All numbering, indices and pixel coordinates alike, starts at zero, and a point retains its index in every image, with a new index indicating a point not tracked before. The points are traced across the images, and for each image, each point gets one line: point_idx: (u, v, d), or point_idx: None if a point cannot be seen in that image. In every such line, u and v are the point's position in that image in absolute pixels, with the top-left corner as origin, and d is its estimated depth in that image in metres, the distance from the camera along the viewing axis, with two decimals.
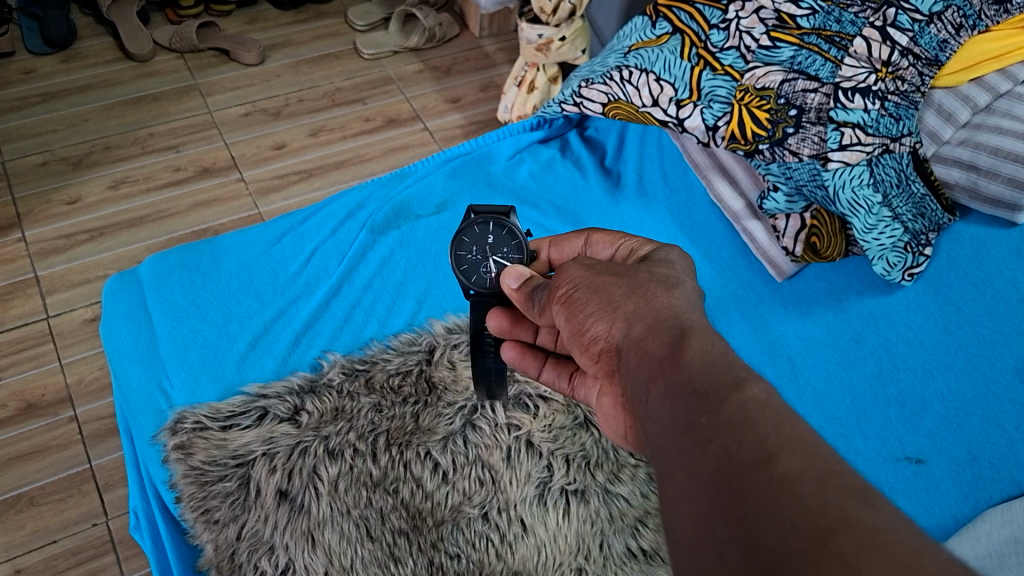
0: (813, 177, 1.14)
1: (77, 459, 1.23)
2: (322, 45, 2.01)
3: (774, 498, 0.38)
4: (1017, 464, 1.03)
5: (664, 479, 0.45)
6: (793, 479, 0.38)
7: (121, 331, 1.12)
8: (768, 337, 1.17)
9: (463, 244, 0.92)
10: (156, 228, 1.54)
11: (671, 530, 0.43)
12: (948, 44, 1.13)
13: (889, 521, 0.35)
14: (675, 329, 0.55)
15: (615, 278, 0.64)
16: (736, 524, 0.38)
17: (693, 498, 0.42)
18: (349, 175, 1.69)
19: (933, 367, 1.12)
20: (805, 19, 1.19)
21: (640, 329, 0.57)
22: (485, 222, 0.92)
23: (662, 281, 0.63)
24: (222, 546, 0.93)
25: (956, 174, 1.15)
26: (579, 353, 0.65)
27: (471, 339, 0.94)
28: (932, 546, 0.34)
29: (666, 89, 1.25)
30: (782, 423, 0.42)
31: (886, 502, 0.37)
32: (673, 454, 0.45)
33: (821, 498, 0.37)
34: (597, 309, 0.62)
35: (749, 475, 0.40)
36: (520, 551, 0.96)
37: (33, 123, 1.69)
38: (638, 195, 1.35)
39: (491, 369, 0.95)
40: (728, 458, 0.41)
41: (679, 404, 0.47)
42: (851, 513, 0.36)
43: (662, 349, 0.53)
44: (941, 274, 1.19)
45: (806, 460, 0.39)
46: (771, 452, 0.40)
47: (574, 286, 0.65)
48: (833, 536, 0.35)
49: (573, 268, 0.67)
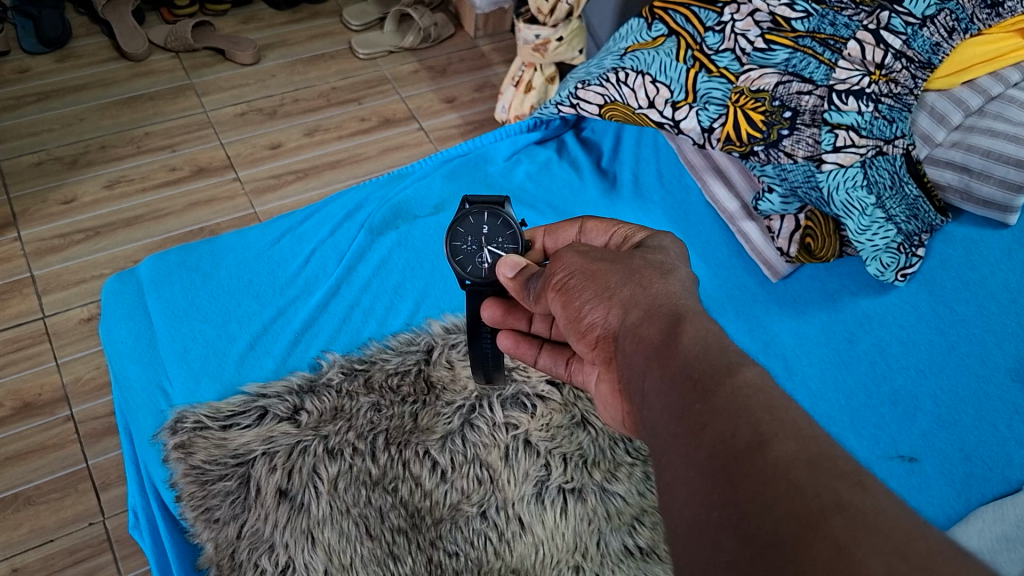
0: (808, 178, 1.15)
1: (74, 459, 1.23)
2: (318, 45, 2.01)
3: (768, 482, 0.39)
4: (1008, 463, 1.05)
5: (660, 466, 0.46)
6: (786, 463, 0.39)
7: (121, 331, 1.12)
8: (762, 337, 1.18)
9: (458, 234, 0.95)
10: (153, 228, 1.54)
11: (669, 518, 0.44)
12: (940, 47, 1.15)
13: (881, 504, 0.36)
14: (670, 316, 0.55)
15: (611, 265, 0.65)
16: (731, 510, 0.39)
17: (688, 484, 0.42)
18: (344, 175, 1.70)
19: (925, 367, 1.13)
20: (800, 22, 1.20)
21: (636, 316, 0.58)
22: (480, 212, 0.94)
23: (657, 267, 0.64)
24: (223, 544, 0.93)
25: (948, 176, 1.17)
26: (576, 340, 0.66)
27: (468, 326, 0.98)
28: (921, 528, 0.35)
29: (661, 91, 1.26)
30: (774, 408, 0.43)
31: (877, 485, 0.38)
32: (670, 442, 0.46)
33: (814, 482, 0.38)
34: (594, 296, 0.63)
35: (743, 461, 0.40)
36: (518, 549, 0.97)
37: (27, 123, 1.69)
38: (633, 195, 1.36)
39: (488, 353, 1.00)
40: (723, 443, 0.42)
41: (674, 391, 0.48)
42: (843, 497, 0.37)
43: (658, 335, 0.54)
44: (934, 274, 1.20)
45: (799, 444, 0.40)
46: (764, 438, 0.41)
47: (568, 274, 0.66)
48: (824, 518, 0.36)
49: (569, 255, 0.68)
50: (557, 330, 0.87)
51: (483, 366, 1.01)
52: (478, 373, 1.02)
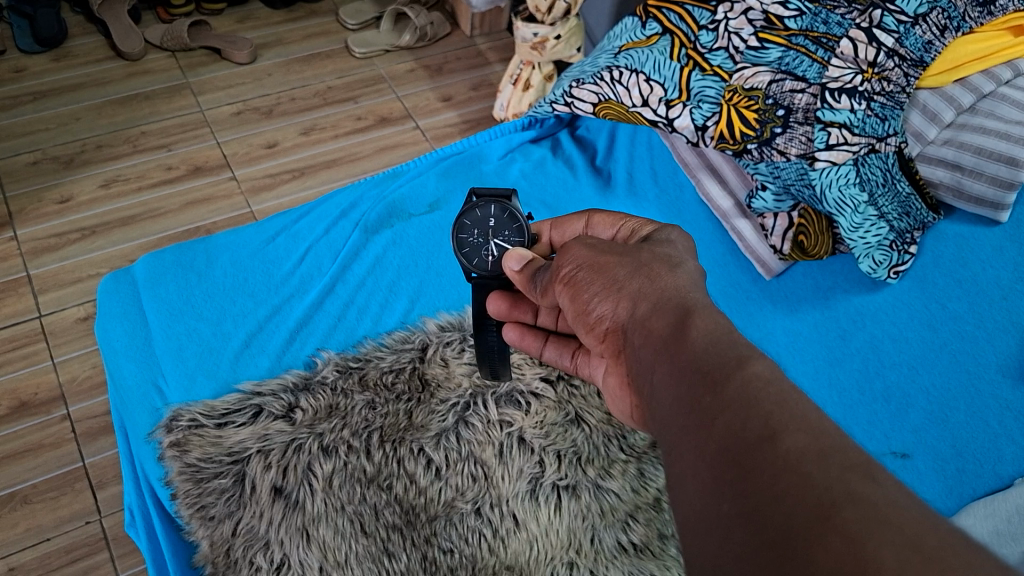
0: (800, 176, 1.16)
1: (70, 458, 1.23)
2: (313, 44, 2.01)
3: (780, 475, 0.38)
4: (999, 458, 1.05)
5: (670, 459, 0.46)
6: (797, 455, 0.39)
7: (116, 329, 1.12)
8: (757, 334, 1.20)
9: (465, 226, 0.95)
10: (148, 227, 1.54)
11: (678, 511, 0.44)
12: (933, 45, 1.16)
13: (891, 495, 0.36)
14: (679, 309, 0.56)
15: (619, 258, 0.65)
16: (742, 502, 0.39)
17: (699, 477, 0.42)
18: (340, 174, 1.70)
19: (917, 363, 1.14)
20: (793, 20, 1.20)
21: (645, 309, 0.58)
22: (487, 205, 0.95)
23: (664, 261, 0.65)
24: (218, 542, 0.94)
25: (940, 174, 1.17)
26: (584, 333, 0.66)
27: (474, 319, 0.97)
28: (931, 518, 0.35)
29: (655, 89, 1.26)
30: (784, 401, 0.42)
31: (887, 476, 0.38)
32: (680, 434, 0.46)
33: (825, 474, 0.37)
34: (602, 290, 0.63)
35: (753, 454, 0.40)
36: (512, 545, 0.97)
37: (23, 122, 1.69)
38: (627, 193, 1.37)
39: (494, 347, 0.99)
40: (733, 436, 0.42)
41: (684, 384, 0.48)
42: (854, 488, 0.36)
43: (666, 329, 0.54)
44: (926, 271, 1.20)
45: (810, 436, 0.40)
46: (774, 430, 0.41)
47: (576, 267, 0.67)
48: (836, 510, 0.35)
49: (577, 248, 0.68)
50: (562, 323, 0.89)
51: (488, 360, 1.00)
52: (484, 367, 1.02)
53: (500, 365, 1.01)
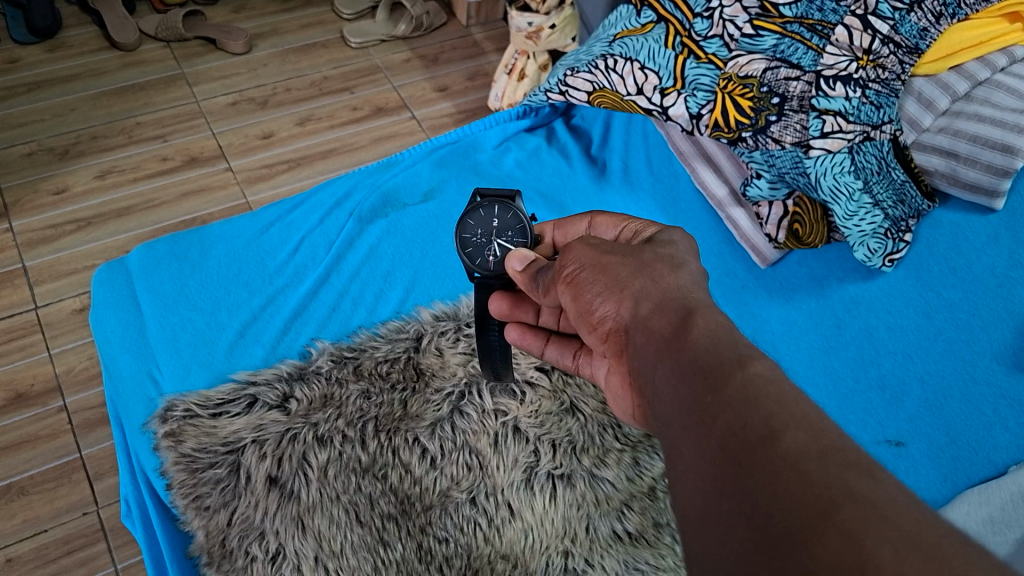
0: (795, 165, 1.16)
1: (66, 449, 1.23)
2: (309, 34, 2.00)
3: (779, 473, 0.38)
4: (994, 446, 1.06)
5: (671, 456, 0.46)
6: (796, 454, 0.39)
7: (110, 320, 1.12)
8: (752, 323, 1.20)
9: (468, 225, 0.94)
10: (144, 218, 1.54)
11: (679, 508, 0.44)
12: (928, 32, 1.15)
13: (890, 493, 0.36)
14: (681, 309, 0.56)
15: (621, 258, 0.65)
16: (743, 499, 0.39)
17: (700, 474, 0.42)
18: (336, 164, 1.69)
19: (911, 351, 1.14)
20: (788, 7, 1.19)
21: (647, 309, 0.58)
22: (490, 205, 0.94)
23: (667, 261, 0.64)
24: (214, 532, 0.94)
25: (935, 162, 1.16)
26: (586, 332, 0.67)
27: (475, 317, 0.97)
28: (929, 515, 0.35)
29: (650, 77, 1.26)
30: (785, 399, 0.42)
31: (887, 475, 0.38)
32: (680, 432, 0.46)
33: (824, 472, 0.37)
34: (605, 290, 0.63)
35: (754, 452, 0.40)
36: (507, 535, 0.98)
37: (19, 113, 1.68)
38: (623, 183, 1.37)
39: (495, 346, 0.97)
40: (733, 434, 0.42)
41: (686, 382, 0.47)
42: (854, 487, 0.36)
43: (668, 329, 0.54)
44: (922, 259, 1.20)
45: (810, 435, 0.40)
46: (775, 429, 0.41)
47: (579, 266, 0.66)
48: (835, 507, 0.35)
49: (579, 247, 0.68)
50: (564, 323, 0.89)
51: (490, 359, 0.99)
52: (485, 367, 1.00)
53: (501, 367, 0.99)
